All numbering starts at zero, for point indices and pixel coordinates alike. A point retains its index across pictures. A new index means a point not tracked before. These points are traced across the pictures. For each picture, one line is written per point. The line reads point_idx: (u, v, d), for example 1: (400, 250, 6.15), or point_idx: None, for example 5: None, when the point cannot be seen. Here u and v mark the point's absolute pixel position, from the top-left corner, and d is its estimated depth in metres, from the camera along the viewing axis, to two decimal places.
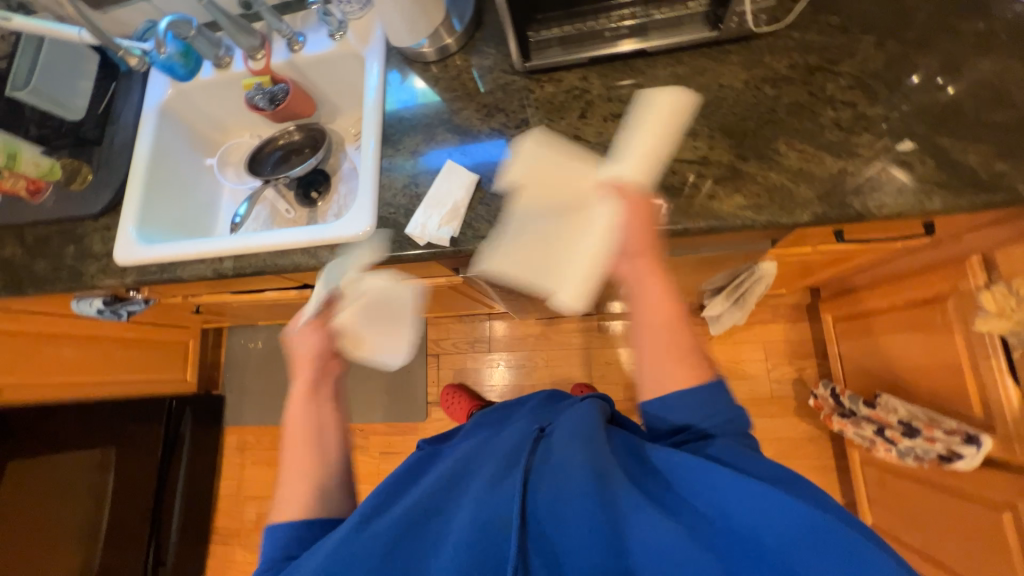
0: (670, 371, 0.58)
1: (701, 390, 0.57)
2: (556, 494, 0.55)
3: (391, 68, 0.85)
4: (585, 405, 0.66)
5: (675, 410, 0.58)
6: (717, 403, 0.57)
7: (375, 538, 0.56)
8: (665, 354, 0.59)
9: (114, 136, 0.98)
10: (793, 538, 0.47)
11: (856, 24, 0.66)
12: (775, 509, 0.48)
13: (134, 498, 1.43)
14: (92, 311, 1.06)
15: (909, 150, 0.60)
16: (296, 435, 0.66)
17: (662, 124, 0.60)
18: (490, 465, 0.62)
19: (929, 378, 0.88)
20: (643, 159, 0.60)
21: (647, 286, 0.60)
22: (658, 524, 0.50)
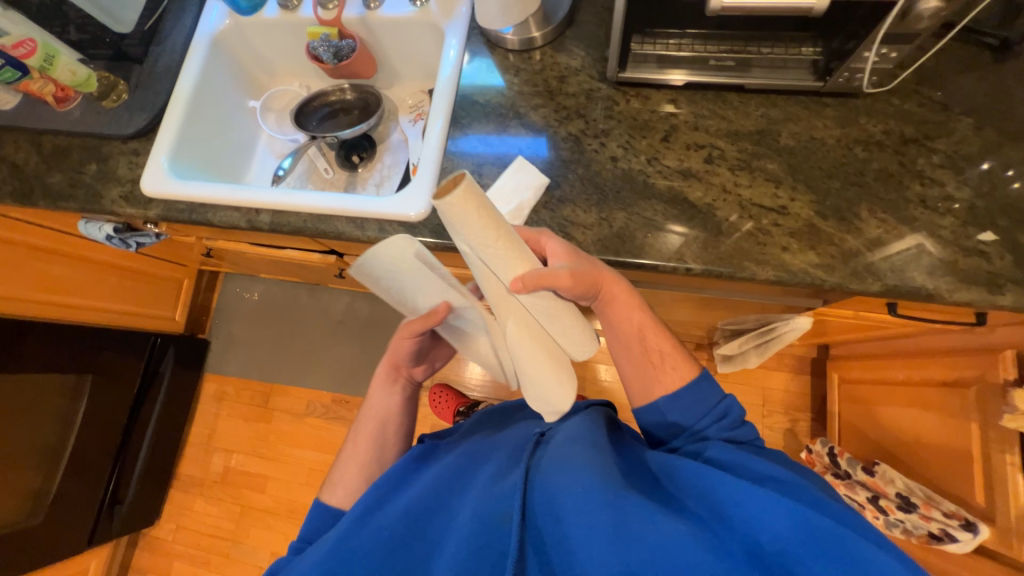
0: (663, 378, 0.63)
1: (689, 388, 0.62)
2: (553, 489, 0.53)
3: (471, 48, 0.82)
4: (586, 415, 0.67)
5: (669, 412, 0.62)
6: (707, 398, 0.62)
7: (375, 530, 0.57)
8: (648, 364, 0.64)
9: (158, 57, 0.92)
10: (790, 540, 0.44)
11: (957, 103, 0.65)
12: (765, 504, 0.46)
13: (103, 432, 1.36)
14: (99, 236, 0.99)
15: (989, 241, 0.60)
16: (371, 419, 0.78)
17: (480, 228, 0.48)
18: (490, 468, 0.63)
19: (934, 458, 0.90)
20: (505, 254, 0.51)
21: (615, 308, 0.63)
22: (658, 518, 0.49)
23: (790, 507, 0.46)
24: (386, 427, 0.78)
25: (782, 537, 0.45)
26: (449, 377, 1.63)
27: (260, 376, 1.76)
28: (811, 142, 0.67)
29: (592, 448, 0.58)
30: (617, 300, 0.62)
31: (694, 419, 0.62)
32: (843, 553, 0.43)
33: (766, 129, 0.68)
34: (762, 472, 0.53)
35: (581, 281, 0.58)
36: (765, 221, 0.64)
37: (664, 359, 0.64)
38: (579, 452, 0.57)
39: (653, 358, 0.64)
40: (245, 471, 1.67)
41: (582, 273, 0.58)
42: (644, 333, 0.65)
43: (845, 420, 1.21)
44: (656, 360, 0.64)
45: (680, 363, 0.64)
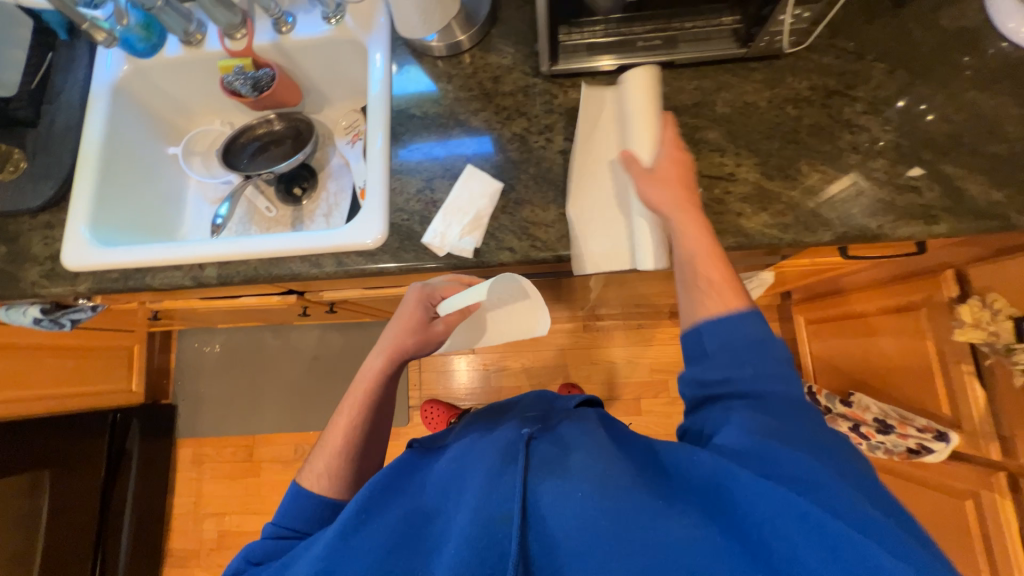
0: (708, 303, 0.55)
1: (734, 316, 0.53)
2: (555, 492, 0.49)
3: (396, 59, 0.79)
4: (586, 416, 0.63)
5: (708, 336, 0.54)
6: (747, 329, 0.53)
7: (374, 534, 0.50)
8: (694, 289, 0.56)
9: (54, 116, 0.83)
10: (798, 544, 0.40)
11: (869, 51, 0.69)
12: (780, 504, 0.42)
13: (76, 526, 1.26)
14: (26, 321, 0.90)
15: (918, 176, 0.64)
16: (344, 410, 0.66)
17: (643, 104, 0.63)
18: (488, 457, 0.55)
19: (900, 380, 0.97)
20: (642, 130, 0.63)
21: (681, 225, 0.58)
22: (660, 520, 0.45)
23: (806, 512, 0.41)
24: (374, 424, 0.65)
25: (792, 543, 0.40)
26: (437, 392, 1.61)
27: (239, 429, 1.67)
28: (745, 107, 0.69)
29: (593, 450, 0.54)
30: (677, 211, 0.58)
31: (733, 368, 0.52)
32: (855, 563, 0.38)
33: (701, 102, 0.70)
34: (782, 471, 0.44)
35: (662, 185, 0.59)
36: (717, 190, 0.66)
37: (713, 287, 0.55)
38: (581, 457, 0.53)
39: (698, 284, 0.56)
40: (242, 530, 1.59)
41: (666, 174, 0.60)
42: (695, 258, 0.57)
43: (817, 358, 1.28)
44: (706, 287, 0.56)
45: (731, 294, 0.55)
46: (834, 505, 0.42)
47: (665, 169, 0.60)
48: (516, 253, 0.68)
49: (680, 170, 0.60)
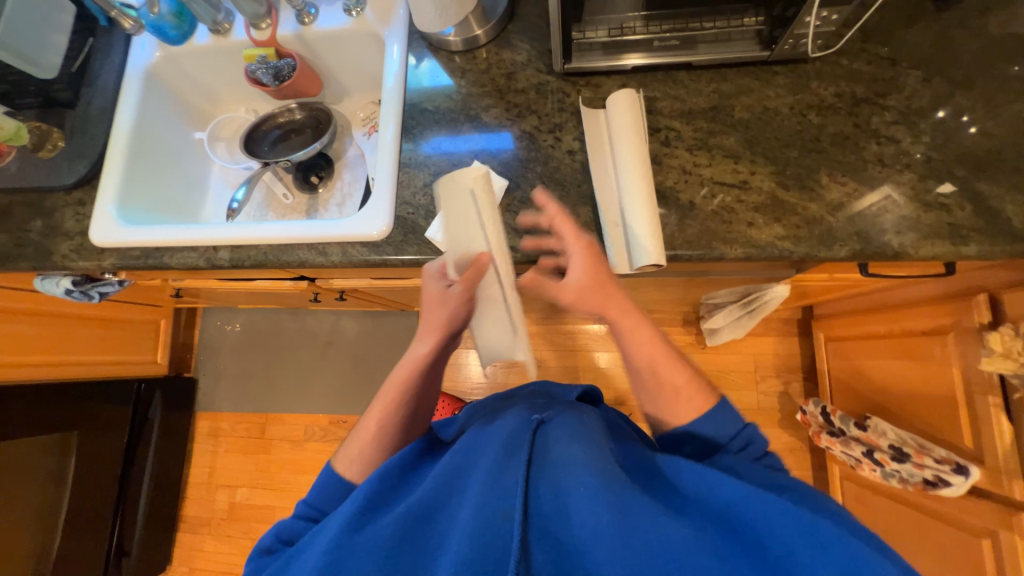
0: (673, 409, 0.60)
1: (705, 417, 0.58)
2: (554, 488, 0.50)
3: (412, 52, 0.80)
4: (581, 413, 0.64)
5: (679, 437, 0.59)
6: (724, 422, 0.57)
7: (379, 529, 0.50)
8: (658, 394, 0.61)
9: (90, 98, 0.88)
10: (789, 540, 0.44)
11: (904, 57, 0.65)
12: (768, 504, 0.46)
13: (99, 486, 1.33)
14: (58, 291, 0.96)
15: (948, 193, 0.60)
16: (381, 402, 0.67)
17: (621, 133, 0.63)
18: (487, 458, 0.56)
19: (920, 407, 0.92)
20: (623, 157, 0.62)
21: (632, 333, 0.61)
22: (662, 521, 0.46)
23: (796, 514, 0.45)
24: (414, 409, 0.67)
25: (785, 540, 0.44)
26: (445, 384, 1.63)
27: (254, 406, 1.73)
28: (765, 113, 0.66)
29: (591, 444, 0.55)
30: (617, 317, 0.61)
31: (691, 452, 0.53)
32: (841, 556, 0.42)
33: (719, 105, 0.67)
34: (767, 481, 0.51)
35: (592, 296, 0.59)
36: (729, 199, 0.64)
37: (678, 391, 0.60)
38: (577, 449, 0.53)
39: (661, 388, 0.60)
40: (251, 503, 1.65)
41: (590, 287, 0.59)
42: (655, 365, 0.61)
43: (835, 377, 1.23)
44: (670, 391, 0.60)
45: (696, 393, 0.60)
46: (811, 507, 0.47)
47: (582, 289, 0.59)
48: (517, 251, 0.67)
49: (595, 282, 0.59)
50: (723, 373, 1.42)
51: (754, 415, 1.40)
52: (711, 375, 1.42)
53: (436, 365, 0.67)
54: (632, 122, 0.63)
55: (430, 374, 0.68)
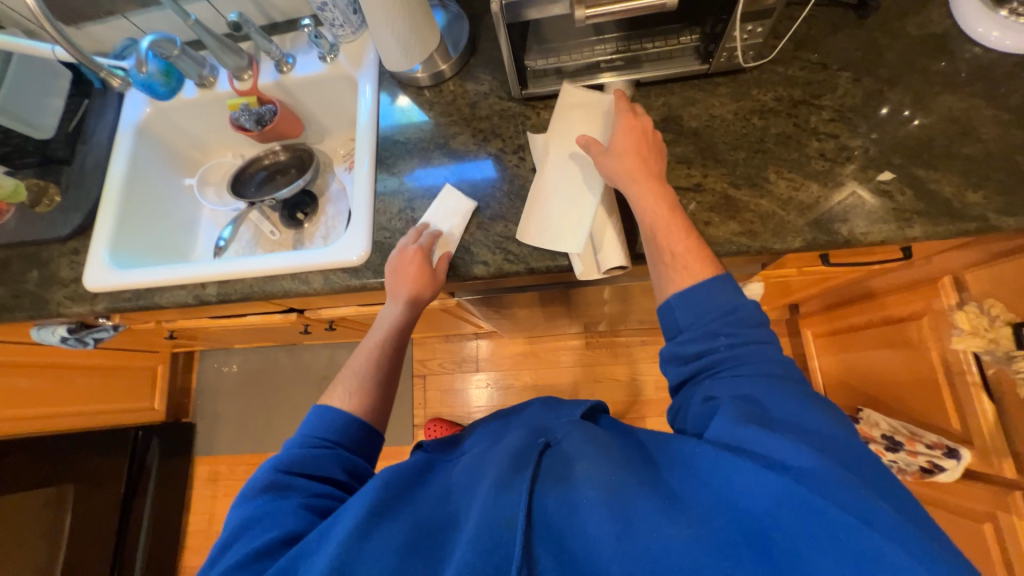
0: (675, 277, 0.58)
1: (701, 285, 0.56)
2: (563, 499, 0.48)
3: (383, 90, 0.85)
4: (583, 424, 0.60)
5: (680, 311, 0.57)
6: (717, 295, 0.55)
7: (386, 540, 0.50)
8: (661, 264, 0.60)
9: (85, 155, 0.93)
10: (800, 538, 0.40)
11: (834, 60, 0.70)
12: (779, 496, 0.41)
13: (96, 539, 1.31)
14: (54, 340, 0.99)
15: (889, 180, 0.63)
16: (363, 351, 0.72)
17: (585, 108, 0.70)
18: (494, 469, 0.54)
19: (907, 394, 0.93)
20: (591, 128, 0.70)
21: (648, 195, 0.61)
22: (670, 521, 0.43)
23: (807, 503, 0.40)
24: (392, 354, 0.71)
25: (794, 537, 0.40)
26: (443, 410, 1.62)
27: (253, 447, 1.72)
28: (711, 120, 0.70)
29: (602, 454, 0.52)
30: (635, 175, 0.62)
31: (706, 341, 0.54)
32: (852, 551, 0.38)
33: (669, 117, 0.72)
34: (779, 458, 0.44)
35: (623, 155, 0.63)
36: (686, 202, 0.67)
37: (678, 258, 0.59)
38: (587, 464, 0.50)
39: (664, 258, 0.59)
40: None
41: (625, 145, 0.63)
42: (657, 231, 0.60)
43: (826, 373, 1.23)
44: (671, 261, 0.59)
45: (696, 261, 0.58)
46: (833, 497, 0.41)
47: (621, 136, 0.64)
48: (490, 266, 0.70)
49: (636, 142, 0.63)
50: None
51: None
52: None
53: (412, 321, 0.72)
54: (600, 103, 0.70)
55: (407, 330, 0.72)
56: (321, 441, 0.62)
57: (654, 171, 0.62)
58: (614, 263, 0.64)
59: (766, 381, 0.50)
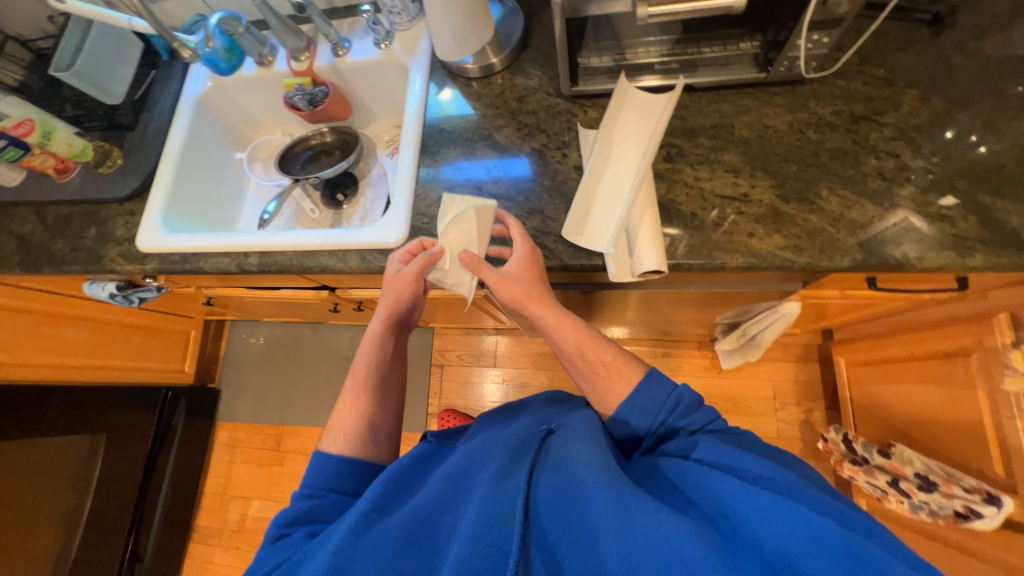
0: (615, 384, 0.68)
1: (640, 386, 0.66)
2: (558, 488, 0.56)
3: (433, 80, 0.87)
4: (581, 413, 0.68)
5: (631, 417, 0.66)
6: (657, 393, 0.65)
7: (385, 532, 0.54)
8: (594, 374, 0.70)
9: (147, 123, 0.99)
10: (782, 534, 0.44)
11: (901, 77, 0.67)
12: (763, 503, 0.46)
13: (119, 489, 1.38)
14: (103, 295, 1.04)
15: (951, 206, 0.60)
16: (351, 392, 0.76)
17: (643, 114, 0.68)
18: (496, 461, 0.62)
19: (945, 433, 0.88)
20: (633, 139, 0.67)
21: (560, 328, 0.69)
22: (660, 515, 0.48)
23: (790, 506, 0.45)
24: (382, 377, 0.78)
25: (780, 535, 0.44)
26: (457, 402, 1.64)
27: (272, 418, 1.77)
28: (764, 130, 0.69)
29: (595, 441, 0.61)
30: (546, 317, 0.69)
31: (654, 412, 0.65)
32: (840, 549, 0.41)
33: (719, 124, 0.70)
34: (758, 474, 0.52)
35: (515, 284, 0.66)
36: (729, 212, 0.66)
37: (609, 368, 0.69)
38: (578, 450, 0.59)
39: (598, 371, 0.70)
40: (262, 516, 1.67)
41: (518, 273, 0.66)
42: (584, 348, 0.70)
43: (857, 404, 1.19)
44: (602, 371, 0.70)
45: (625, 368, 0.69)
46: (809, 503, 0.46)
47: (517, 272, 0.66)
48: None
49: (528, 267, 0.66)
50: (740, 398, 1.40)
51: (773, 443, 1.36)
52: (727, 399, 1.40)
53: (395, 334, 0.80)
54: (660, 107, 0.67)
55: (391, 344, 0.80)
56: (315, 491, 0.66)
57: (543, 294, 0.67)
58: (650, 267, 0.61)
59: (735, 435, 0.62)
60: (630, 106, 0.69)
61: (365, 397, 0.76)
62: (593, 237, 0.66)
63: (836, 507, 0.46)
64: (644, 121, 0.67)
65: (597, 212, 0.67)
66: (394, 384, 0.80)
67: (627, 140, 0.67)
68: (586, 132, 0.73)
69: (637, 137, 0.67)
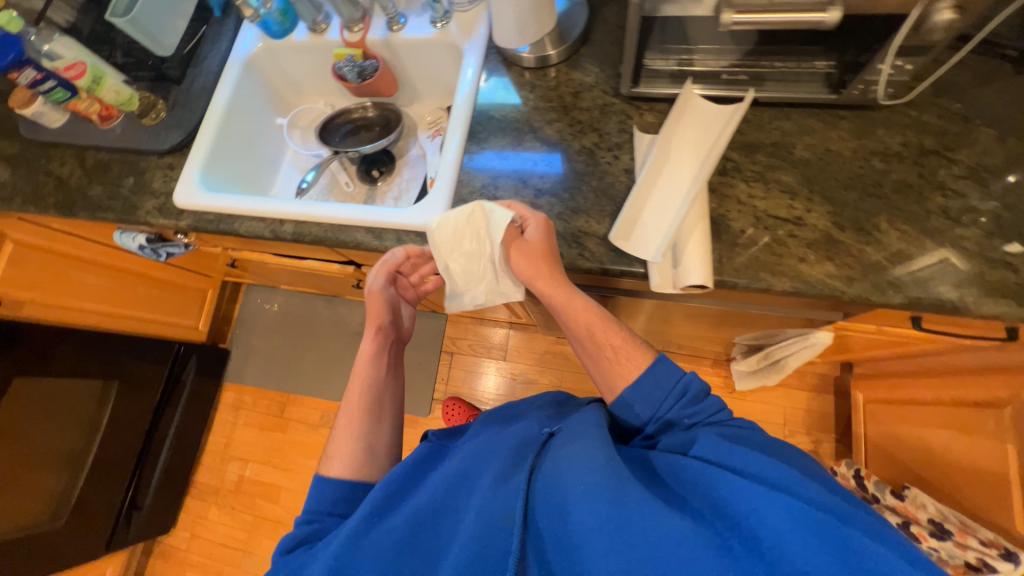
0: (621, 368, 0.69)
1: (648, 372, 0.67)
2: (553, 482, 0.57)
3: (488, 66, 0.85)
4: (588, 409, 0.69)
5: (637, 404, 0.66)
6: (664, 381, 0.66)
7: (384, 534, 0.59)
8: (604, 358, 0.70)
9: (194, 79, 0.98)
10: (781, 532, 0.45)
11: (978, 115, 0.65)
12: (762, 502, 0.48)
13: (126, 437, 1.40)
14: (132, 246, 1.05)
15: (1017, 253, 0.58)
16: (347, 416, 0.79)
17: (703, 122, 0.65)
18: (496, 463, 0.64)
19: (965, 482, 0.86)
20: (690, 147, 0.65)
21: (569, 308, 0.69)
22: (658, 516, 0.49)
23: (786, 503, 0.46)
24: (377, 401, 0.80)
25: (780, 533, 0.45)
26: (463, 391, 1.64)
27: (278, 385, 1.79)
28: (827, 154, 0.67)
29: (592, 437, 0.61)
30: (556, 301, 0.68)
31: (660, 407, 0.65)
32: (838, 545, 0.43)
33: (780, 142, 0.68)
34: (755, 467, 0.53)
35: (527, 261, 0.67)
36: (780, 232, 0.64)
37: (618, 352, 0.70)
38: (574, 449, 0.59)
39: (606, 353, 0.70)
40: (260, 480, 1.69)
41: (530, 253, 0.67)
42: (594, 331, 0.70)
43: (871, 441, 1.17)
44: (610, 354, 0.70)
45: (635, 353, 0.69)
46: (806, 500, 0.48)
47: (529, 250, 0.67)
48: (563, 258, 0.69)
49: (543, 247, 0.66)
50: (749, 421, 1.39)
51: None
52: None
53: (387, 355, 0.84)
54: (723, 117, 0.65)
55: (381, 364, 0.83)
56: (314, 516, 0.69)
57: (557, 275, 0.67)
58: (695, 281, 0.61)
59: (740, 428, 0.61)
60: (690, 113, 0.66)
61: (360, 424, 0.77)
62: (639, 244, 0.65)
63: (831, 502, 0.48)
64: (706, 130, 0.65)
65: (644, 218, 0.65)
66: (392, 398, 0.83)
67: (684, 147, 0.65)
68: (641, 136, 0.71)
69: (696, 144, 0.65)
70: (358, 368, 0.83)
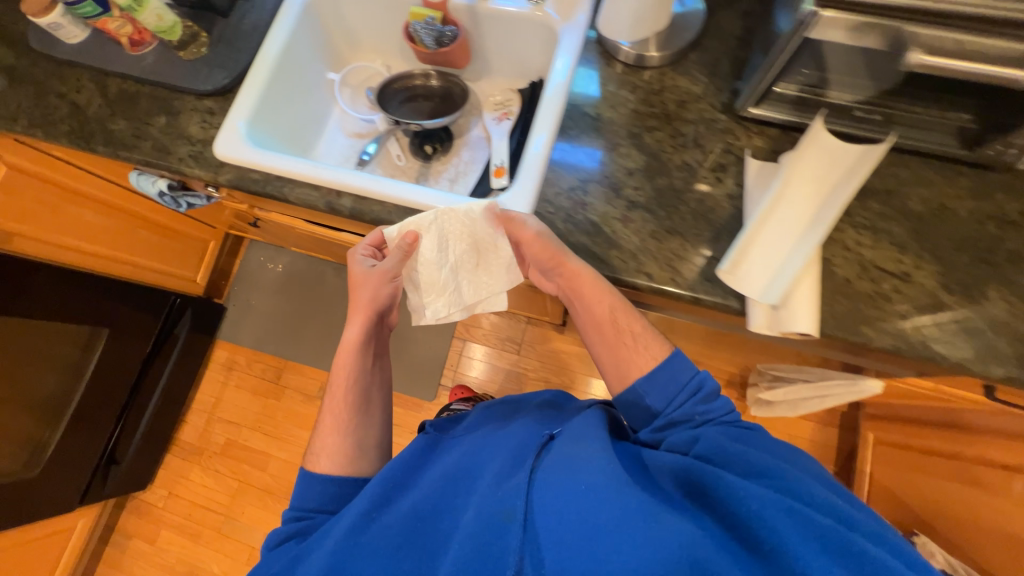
0: (638, 359, 0.65)
1: (664, 365, 0.63)
2: (552, 479, 0.52)
3: (586, 56, 0.78)
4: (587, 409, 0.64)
5: (650, 395, 0.62)
6: (679, 375, 0.62)
7: (382, 531, 0.57)
8: (620, 344, 0.66)
9: (245, 14, 0.87)
10: (783, 533, 0.44)
11: None
12: (767, 498, 0.46)
13: (113, 389, 1.30)
14: (150, 191, 0.94)
15: None
16: (331, 411, 0.73)
17: (830, 156, 0.60)
18: (497, 462, 0.61)
19: (979, 537, 0.90)
20: (814, 183, 0.60)
21: (589, 291, 0.64)
22: (659, 516, 0.46)
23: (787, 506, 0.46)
24: (364, 394, 0.74)
25: (783, 535, 0.44)
26: (472, 381, 1.60)
27: (276, 350, 1.71)
28: (942, 211, 0.64)
29: (592, 437, 0.57)
30: (578, 283, 0.64)
31: (668, 400, 0.61)
32: (841, 548, 0.43)
33: (895, 191, 0.65)
34: (755, 467, 0.51)
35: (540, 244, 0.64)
36: (886, 285, 0.62)
37: (636, 338, 0.65)
38: (574, 447, 0.56)
39: (626, 338, 0.66)
40: (249, 445, 1.62)
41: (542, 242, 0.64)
42: (616, 314, 0.65)
43: (877, 481, 1.21)
44: (628, 341, 0.65)
45: (652, 342, 0.66)
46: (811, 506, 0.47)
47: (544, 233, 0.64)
48: (653, 280, 0.65)
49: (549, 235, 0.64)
50: None
51: None
52: None
53: (374, 342, 0.75)
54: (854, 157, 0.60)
55: (369, 352, 0.74)
56: (303, 513, 0.66)
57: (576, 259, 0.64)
58: (804, 329, 0.58)
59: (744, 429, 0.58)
60: (817, 144, 0.61)
61: (344, 417, 0.72)
62: (749, 283, 0.60)
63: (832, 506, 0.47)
64: (834, 167, 0.60)
65: (754, 254, 0.60)
66: (379, 387, 0.77)
67: (806, 182, 0.60)
68: (752, 162, 0.67)
69: (821, 182, 0.60)
70: (339, 359, 0.74)
